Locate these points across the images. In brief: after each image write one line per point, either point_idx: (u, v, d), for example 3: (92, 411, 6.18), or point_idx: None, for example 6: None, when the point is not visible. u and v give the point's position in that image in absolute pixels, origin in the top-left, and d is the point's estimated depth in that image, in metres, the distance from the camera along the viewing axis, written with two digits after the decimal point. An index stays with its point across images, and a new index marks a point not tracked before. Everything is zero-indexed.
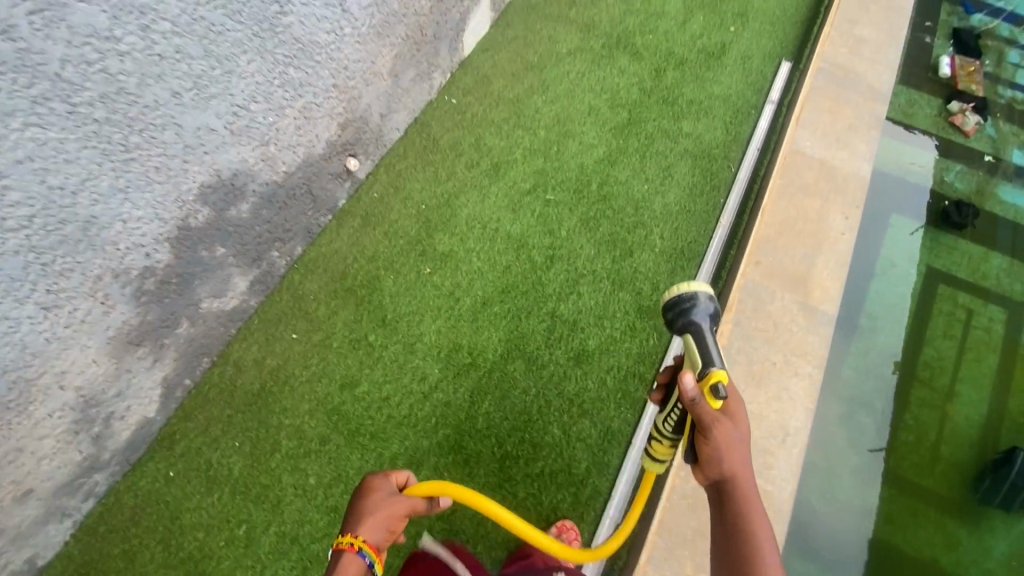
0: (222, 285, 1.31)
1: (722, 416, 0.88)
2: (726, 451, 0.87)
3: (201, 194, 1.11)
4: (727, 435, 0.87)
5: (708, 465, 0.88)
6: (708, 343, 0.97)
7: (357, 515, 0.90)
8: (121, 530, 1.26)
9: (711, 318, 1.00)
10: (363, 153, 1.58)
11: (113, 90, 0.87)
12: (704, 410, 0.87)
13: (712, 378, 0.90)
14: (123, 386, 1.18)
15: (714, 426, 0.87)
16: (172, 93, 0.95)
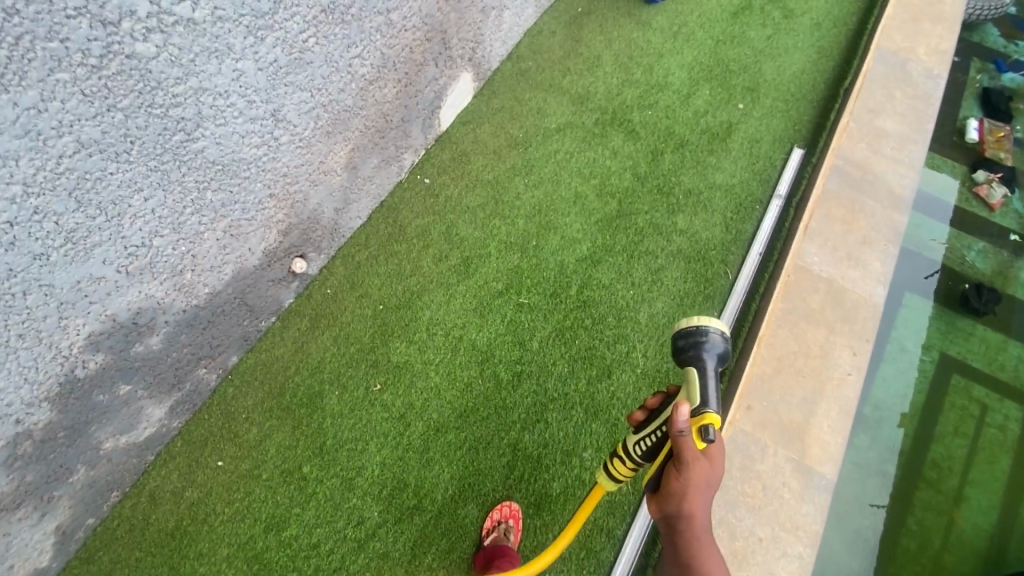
0: (132, 419, 1.17)
1: (702, 456, 0.84)
2: (692, 491, 0.83)
3: (91, 342, 0.98)
4: (700, 477, 0.83)
5: (669, 494, 0.85)
6: (710, 381, 0.93)
7: None
8: None
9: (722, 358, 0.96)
10: (314, 252, 1.43)
11: None
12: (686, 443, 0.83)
13: (705, 416, 0.88)
14: (0, 549, 1.04)
15: (690, 464, 0.83)
16: (35, 256, 0.83)
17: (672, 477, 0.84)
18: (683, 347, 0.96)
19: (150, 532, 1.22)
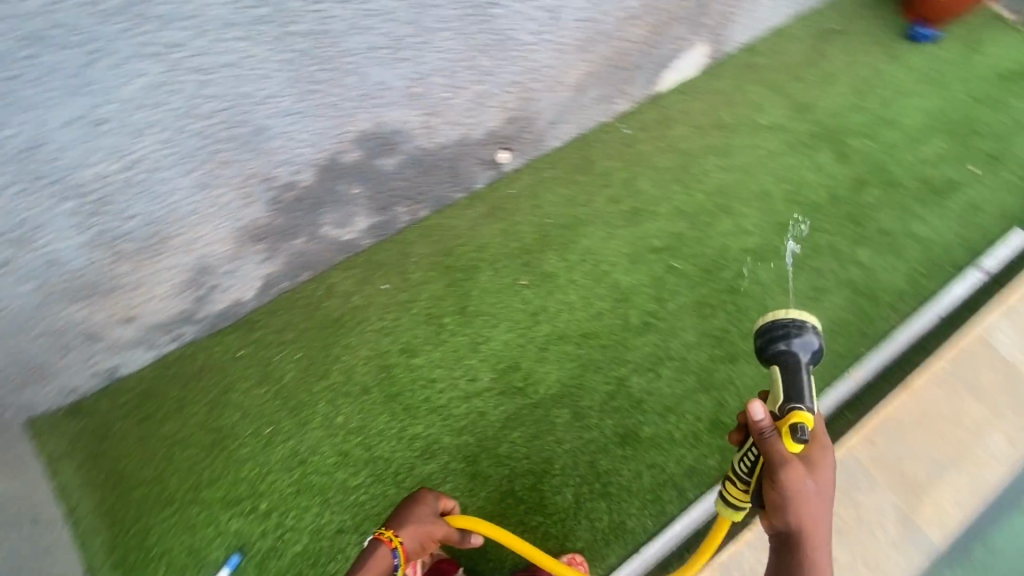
0: (346, 218, 1.44)
1: (796, 461, 0.81)
2: (795, 501, 0.82)
3: (359, 138, 1.28)
4: (798, 484, 0.81)
5: (774, 504, 0.83)
6: (801, 376, 0.87)
7: (404, 516, 1.12)
8: (185, 378, 1.43)
9: (809, 356, 0.89)
10: (518, 150, 1.62)
11: (320, 29, 1.07)
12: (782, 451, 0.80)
13: (793, 416, 0.82)
14: (235, 267, 1.35)
15: (788, 473, 0.81)
16: (370, 46, 1.15)
17: (773, 487, 0.82)
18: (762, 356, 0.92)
19: (319, 311, 1.50)
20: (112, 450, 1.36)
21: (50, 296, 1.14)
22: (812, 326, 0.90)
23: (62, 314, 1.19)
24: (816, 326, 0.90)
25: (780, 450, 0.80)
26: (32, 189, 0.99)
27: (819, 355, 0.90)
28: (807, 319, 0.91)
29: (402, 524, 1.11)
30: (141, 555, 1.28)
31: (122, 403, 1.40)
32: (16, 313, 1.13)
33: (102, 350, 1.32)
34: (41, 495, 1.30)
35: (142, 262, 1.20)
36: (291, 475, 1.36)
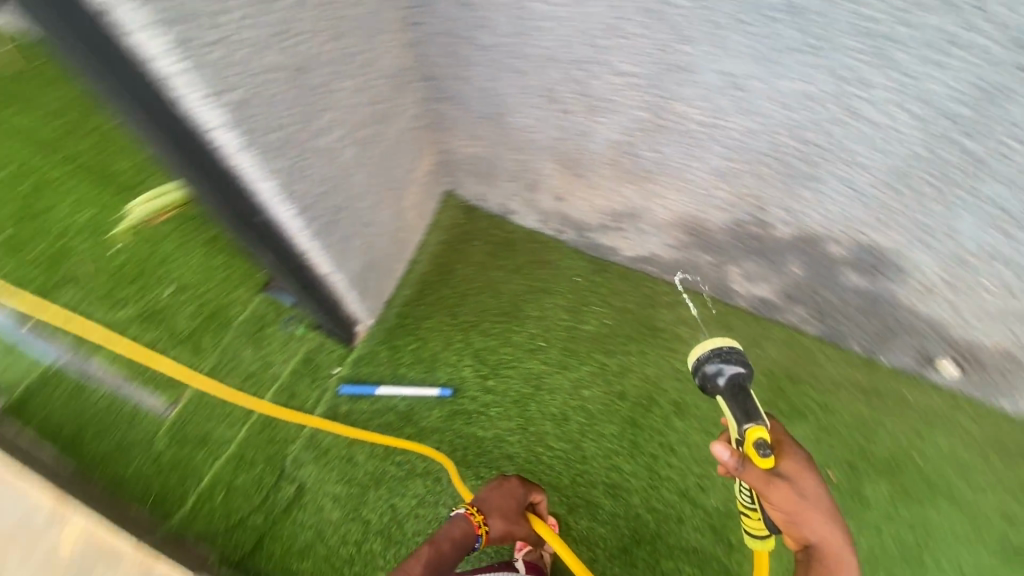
0: (759, 277, 1.35)
1: (768, 477, 0.81)
2: (793, 513, 0.81)
3: (865, 246, 1.11)
4: (781, 496, 0.81)
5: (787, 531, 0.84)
6: (748, 403, 0.86)
7: (490, 505, 1.14)
8: (532, 256, 1.60)
9: (734, 378, 0.88)
10: (970, 377, 1.27)
11: (984, 159, 0.85)
12: (761, 478, 0.81)
13: (750, 430, 0.83)
14: (648, 231, 1.38)
15: (771, 498, 0.81)
16: (999, 205, 0.90)
17: (782, 520, 0.83)
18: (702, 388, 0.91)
19: (651, 310, 1.50)
20: (457, 251, 1.63)
21: (550, 146, 1.26)
22: (722, 347, 0.91)
23: (538, 158, 1.32)
24: (736, 347, 0.92)
25: (767, 484, 0.81)
26: (640, 88, 1.02)
27: (749, 374, 0.89)
28: (721, 342, 0.92)
29: (486, 509, 1.13)
30: (412, 326, 1.56)
31: (489, 232, 1.63)
32: (518, 137, 1.28)
33: (515, 197, 1.51)
34: (415, 237, 1.59)
35: (612, 177, 1.26)
36: (524, 386, 1.48)
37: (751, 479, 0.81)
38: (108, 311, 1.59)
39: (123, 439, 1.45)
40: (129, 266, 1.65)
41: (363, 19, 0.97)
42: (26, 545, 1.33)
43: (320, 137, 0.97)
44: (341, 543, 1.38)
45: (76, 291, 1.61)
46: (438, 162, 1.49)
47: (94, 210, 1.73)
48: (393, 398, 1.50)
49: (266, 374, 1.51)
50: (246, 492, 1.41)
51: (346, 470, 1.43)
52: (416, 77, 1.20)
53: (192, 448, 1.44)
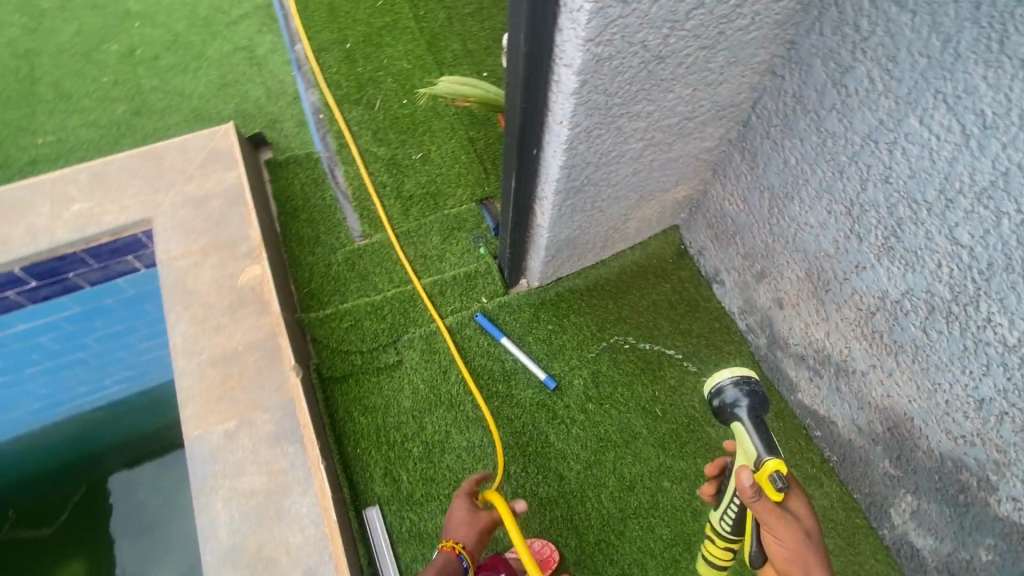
0: (928, 528, 1.13)
1: (775, 510, 0.81)
2: (788, 551, 0.82)
3: None
4: (785, 533, 0.81)
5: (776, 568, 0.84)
6: (760, 433, 0.87)
7: (453, 522, 1.13)
8: (709, 333, 1.52)
9: (749, 406, 0.90)
10: None
11: None
12: (765, 506, 0.81)
13: (770, 464, 0.81)
14: (843, 396, 1.24)
15: (774, 529, 0.82)
16: None
17: (781, 557, 0.82)
18: (720, 411, 0.92)
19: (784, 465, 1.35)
20: (645, 282, 1.59)
21: (811, 257, 1.16)
22: (741, 376, 0.92)
23: (789, 260, 1.23)
24: (753, 377, 0.93)
25: (773, 511, 0.81)
26: (963, 265, 0.89)
27: (765, 400, 0.91)
28: (734, 371, 0.93)
29: (455, 531, 1.11)
30: (562, 313, 1.57)
31: (685, 286, 1.57)
32: (786, 229, 1.20)
33: (736, 275, 1.44)
34: (621, 247, 1.58)
35: (850, 325, 1.14)
36: (616, 433, 1.43)
37: (760, 508, 0.82)
38: (372, 142, 1.89)
39: (321, 236, 1.72)
40: (404, 120, 1.94)
41: (738, 49, 0.96)
42: (217, 249, 1.51)
43: (627, 122, 0.99)
44: (394, 426, 1.43)
45: (363, 115, 1.95)
46: (691, 200, 1.47)
47: (412, 67, 2.07)
48: (508, 354, 1.53)
49: (436, 263, 1.67)
50: (359, 334, 1.54)
51: (436, 378, 1.50)
52: (735, 121, 1.19)
53: (352, 275, 1.65)
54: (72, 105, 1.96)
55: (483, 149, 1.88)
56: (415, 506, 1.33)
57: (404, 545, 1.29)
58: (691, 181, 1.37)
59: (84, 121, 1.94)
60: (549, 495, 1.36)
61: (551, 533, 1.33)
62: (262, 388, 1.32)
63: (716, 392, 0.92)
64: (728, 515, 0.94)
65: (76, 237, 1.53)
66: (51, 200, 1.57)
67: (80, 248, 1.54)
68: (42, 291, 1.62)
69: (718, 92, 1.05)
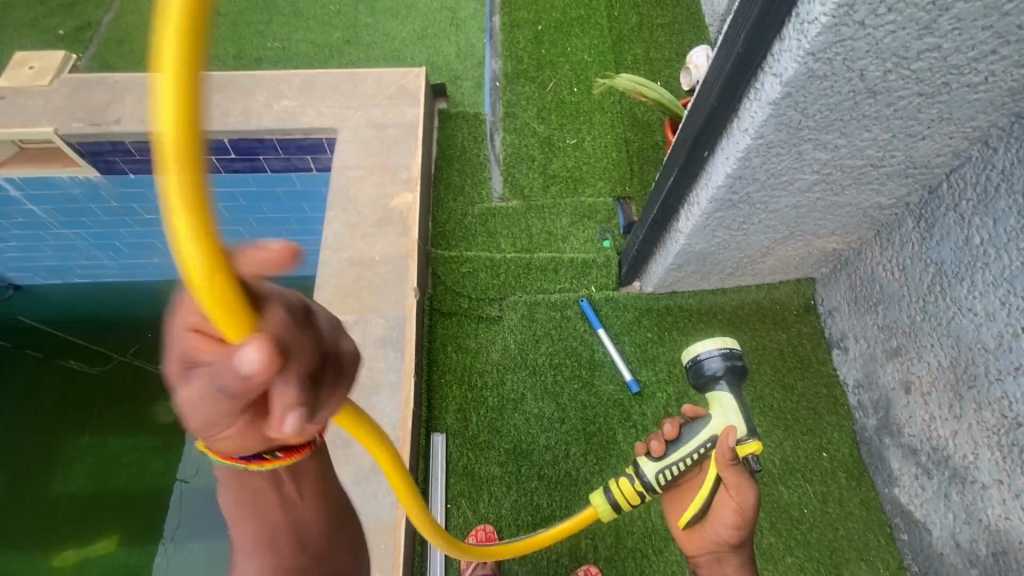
0: None
1: (743, 475, 0.87)
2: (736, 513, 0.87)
3: None
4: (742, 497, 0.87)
5: (714, 533, 0.89)
6: (742, 403, 0.98)
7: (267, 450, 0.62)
8: (814, 397, 1.45)
9: (731, 376, 1.00)
10: None
11: None
12: (736, 470, 0.87)
13: (748, 443, 0.92)
14: (947, 504, 1.14)
15: (732, 493, 0.87)
16: None
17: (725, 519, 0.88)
18: (704, 380, 1.00)
19: (854, 555, 1.28)
20: (760, 324, 1.54)
21: (962, 345, 1.08)
22: (729, 347, 1.01)
23: (933, 343, 1.15)
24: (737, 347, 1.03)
25: (740, 476, 0.86)
26: None
27: (743, 372, 1.02)
28: (723, 342, 1.02)
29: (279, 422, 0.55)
30: (665, 326, 1.56)
31: (802, 341, 1.51)
32: (941, 310, 1.12)
33: (864, 346, 1.36)
34: (746, 282, 1.54)
35: (985, 432, 1.05)
36: None
37: (729, 470, 0.87)
38: (534, 118, 2.00)
39: (465, 188, 1.85)
40: (569, 107, 2.03)
41: (958, 107, 0.92)
42: (382, 169, 1.69)
43: (809, 149, 0.98)
44: (477, 372, 1.52)
45: (534, 92, 2.06)
46: (839, 256, 1.41)
47: (591, 60, 2.16)
48: (600, 346, 1.55)
49: (559, 242, 1.74)
50: (472, 282, 1.64)
51: (527, 343, 1.56)
52: (922, 184, 1.13)
53: (482, 229, 1.77)
54: (301, 23, 2.28)
55: (635, 152, 1.92)
56: (475, 449, 1.41)
57: (456, 478, 1.38)
58: (846, 236, 1.32)
59: (306, 38, 2.24)
60: (599, 487, 1.38)
61: (590, 523, 1.34)
62: (384, 297, 1.47)
63: (705, 356, 1.00)
64: (674, 469, 0.96)
65: (276, 126, 1.78)
66: (266, 92, 1.84)
67: (276, 136, 1.80)
68: (235, 164, 1.90)
69: (917, 148, 1.01)
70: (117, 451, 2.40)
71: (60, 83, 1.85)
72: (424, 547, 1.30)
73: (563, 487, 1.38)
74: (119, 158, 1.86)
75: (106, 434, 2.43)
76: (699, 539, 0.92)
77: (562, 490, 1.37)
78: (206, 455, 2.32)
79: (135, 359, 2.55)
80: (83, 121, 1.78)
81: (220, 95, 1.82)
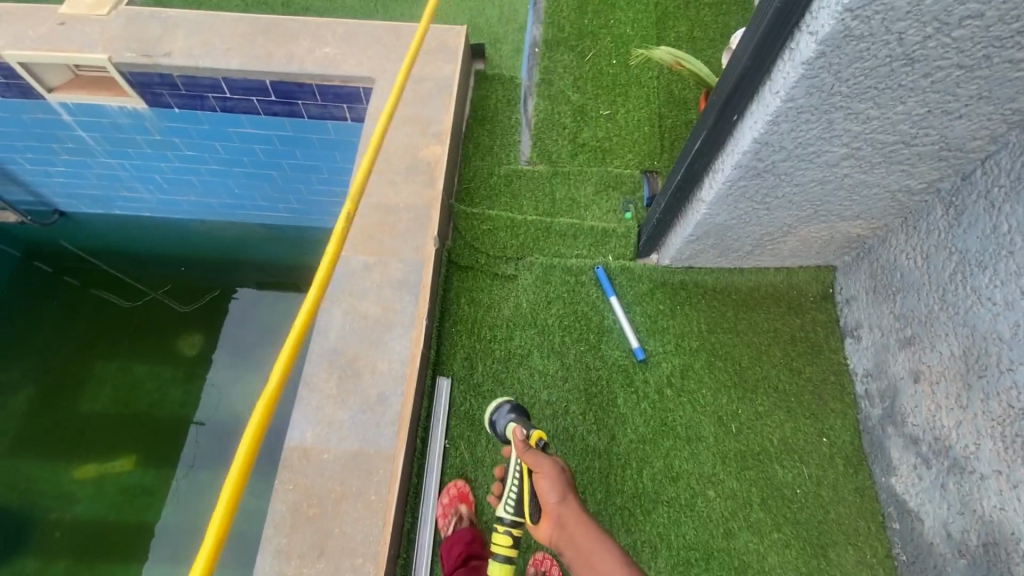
0: None
1: (539, 459, 1.11)
2: (549, 478, 1.09)
3: None
4: (546, 471, 1.10)
5: (552, 512, 1.07)
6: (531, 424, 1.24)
7: None
8: (822, 384, 1.44)
9: (517, 412, 1.28)
10: None
11: None
12: (534, 453, 1.12)
13: (534, 431, 1.17)
14: (946, 494, 1.14)
15: (544, 471, 1.10)
16: None
17: (549, 492, 1.08)
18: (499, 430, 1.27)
19: (842, 539, 1.29)
20: (775, 307, 1.53)
21: (977, 335, 1.07)
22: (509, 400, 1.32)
23: (948, 333, 1.14)
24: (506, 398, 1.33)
25: (537, 455, 1.11)
26: None
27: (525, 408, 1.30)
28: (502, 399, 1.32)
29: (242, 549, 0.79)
30: (678, 300, 1.56)
31: (816, 328, 1.50)
32: (960, 299, 1.11)
33: (878, 335, 1.35)
34: (766, 263, 1.53)
35: (991, 423, 1.04)
36: (684, 427, 1.42)
37: (529, 455, 1.11)
38: (570, 86, 2.00)
39: (494, 148, 1.87)
40: (606, 78, 2.02)
41: (998, 85, 0.90)
42: (414, 122, 1.72)
43: (840, 118, 0.98)
44: (487, 325, 1.55)
45: (572, 61, 2.06)
46: (864, 243, 1.39)
47: (634, 34, 2.14)
48: (610, 312, 1.56)
49: (581, 210, 1.76)
50: (491, 240, 1.67)
51: (539, 303, 1.58)
52: (956, 170, 1.10)
53: (506, 190, 1.79)
54: None
55: (668, 128, 1.91)
56: (478, 397, 1.45)
57: (457, 422, 1.43)
58: (872, 222, 1.30)
59: None
60: (595, 445, 1.41)
61: (583, 478, 1.38)
62: (404, 243, 1.51)
63: (496, 414, 1.27)
64: (512, 497, 1.15)
65: (317, 71, 1.82)
66: (311, 37, 1.88)
67: (315, 81, 1.84)
68: (274, 107, 1.95)
69: (953, 127, 0.99)
70: (142, 377, 2.53)
71: (117, 14, 1.92)
72: (421, 479, 1.36)
73: (559, 441, 1.41)
74: (166, 91, 1.94)
75: (132, 360, 2.56)
76: (547, 521, 1.09)
77: (559, 444, 1.41)
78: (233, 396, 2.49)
79: (164, 297, 2.68)
80: (136, 52, 1.85)
81: (266, 37, 1.87)
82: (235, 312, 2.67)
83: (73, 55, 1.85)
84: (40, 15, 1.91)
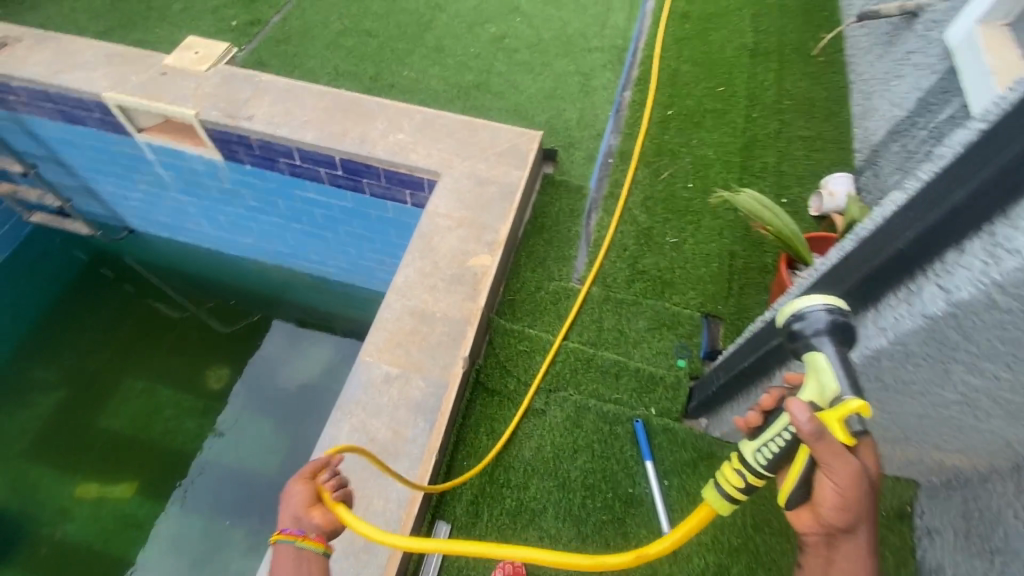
0: None
1: (834, 459, 0.67)
2: (837, 476, 0.67)
3: None
4: (841, 472, 0.67)
5: (822, 515, 0.69)
6: (841, 368, 0.73)
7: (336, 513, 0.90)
8: None
9: (830, 337, 0.75)
10: None
11: None
12: (826, 447, 0.67)
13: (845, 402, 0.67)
14: None
15: (832, 472, 0.67)
16: None
17: (830, 497, 0.68)
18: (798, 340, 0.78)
19: None
20: None
21: None
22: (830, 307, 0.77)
23: None
24: (830, 303, 0.77)
25: (834, 448, 0.67)
26: None
27: (849, 333, 0.77)
28: (815, 299, 0.78)
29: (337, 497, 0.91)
30: None
31: (883, 555, 1.26)
32: None
33: None
34: None
35: None
36: None
37: (824, 455, 0.67)
38: (639, 205, 1.91)
39: (547, 261, 1.78)
40: (679, 202, 1.92)
41: None
42: (470, 225, 1.66)
43: (959, 370, 0.83)
44: (503, 466, 1.40)
45: (646, 178, 1.98)
46: (959, 475, 1.17)
47: (716, 158, 2.05)
48: (643, 479, 1.39)
49: (629, 346, 1.61)
50: (525, 363, 1.55)
51: (564, 450, 1.42)
52: None
53: (552, 308, 1.67)
54: (441, 58, 2.37)
55: (739, 269, 1.76)
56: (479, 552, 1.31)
57: None
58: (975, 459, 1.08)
59: (440, 74, 2.32)
60: None
61: None
62: (432, 358, 1.41)
63: (806, 321, 0.76)
64: (772, 447, 0.70)
65: (385, 156, 1.81)
66: (387, 121, 1.88)
67: (382, 166, 1.82)
68: (339, 180, 1.95)
69: None
70: (163, 403, 2.52)
71: (215, 72, 2.00)
72: None
73: None
74: (241, 150, 1.97)
75: (158, 383, 2.56)
76: (808, 517, 0.72)
77: None
78: (241, 440, 2.45)
79: (207, 316, 2.74)
80: (222, 112, 1.90)
81: (346, 114, 1.89)
82: (265, 350, 2.65)
83: (165, 107, 1.92)
84: (147, 63, 2.02)
